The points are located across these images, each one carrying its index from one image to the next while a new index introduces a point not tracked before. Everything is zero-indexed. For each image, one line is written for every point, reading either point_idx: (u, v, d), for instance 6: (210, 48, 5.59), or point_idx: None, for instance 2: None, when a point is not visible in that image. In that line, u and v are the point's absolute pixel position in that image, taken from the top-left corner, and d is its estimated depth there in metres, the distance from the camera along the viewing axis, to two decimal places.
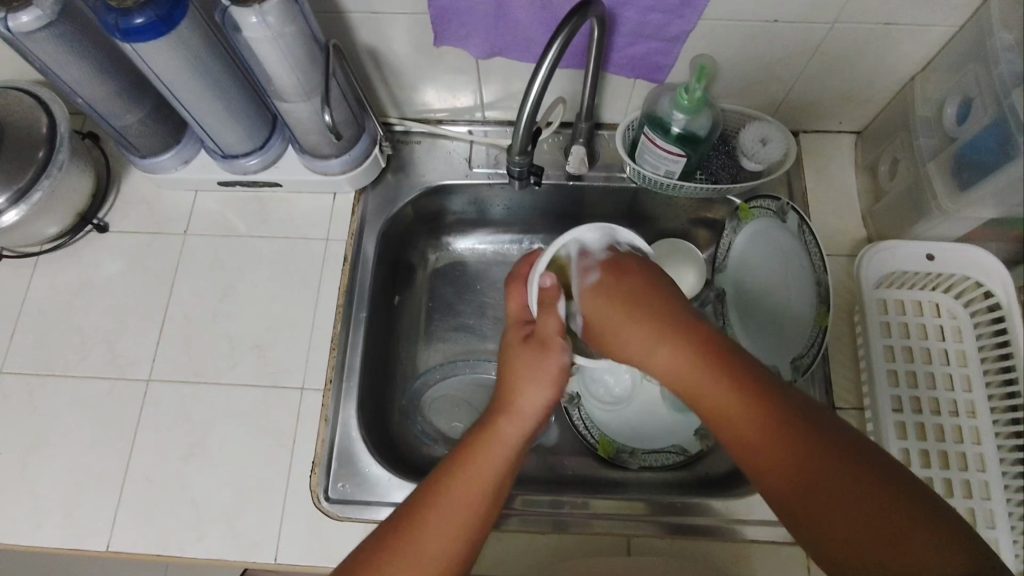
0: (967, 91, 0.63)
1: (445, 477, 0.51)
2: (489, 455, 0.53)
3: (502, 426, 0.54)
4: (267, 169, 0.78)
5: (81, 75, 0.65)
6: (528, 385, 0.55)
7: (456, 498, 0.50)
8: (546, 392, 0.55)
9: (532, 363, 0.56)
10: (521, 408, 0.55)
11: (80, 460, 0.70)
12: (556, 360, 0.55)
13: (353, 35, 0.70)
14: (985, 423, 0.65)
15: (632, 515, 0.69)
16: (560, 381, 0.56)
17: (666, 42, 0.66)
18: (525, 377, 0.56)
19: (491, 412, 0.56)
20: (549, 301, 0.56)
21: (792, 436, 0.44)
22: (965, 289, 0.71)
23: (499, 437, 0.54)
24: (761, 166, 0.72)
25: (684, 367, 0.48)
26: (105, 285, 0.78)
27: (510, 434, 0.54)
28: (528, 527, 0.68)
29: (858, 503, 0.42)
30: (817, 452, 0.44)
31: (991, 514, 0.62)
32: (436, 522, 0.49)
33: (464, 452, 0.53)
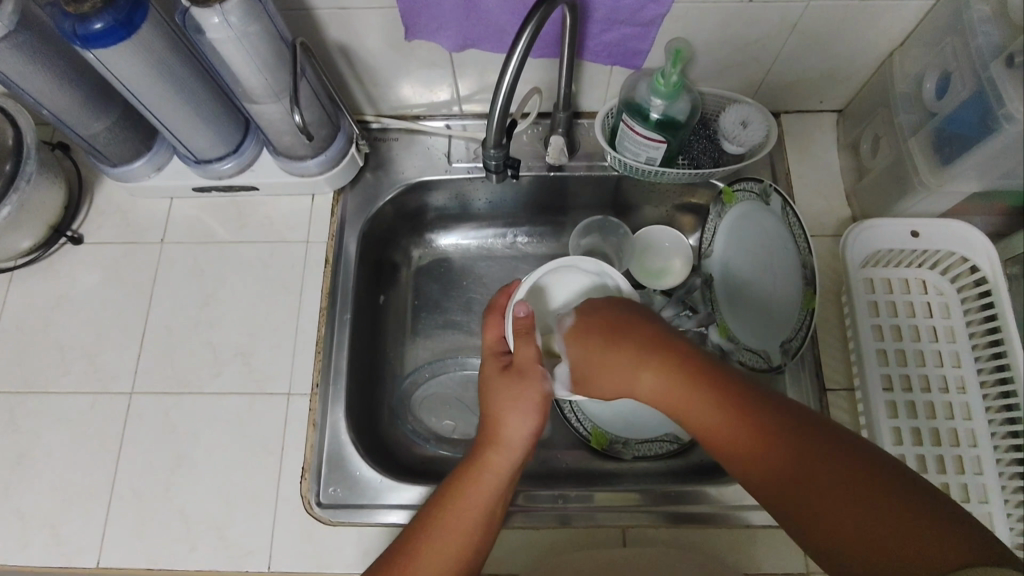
0: (946, 65, 0.62)
1: (438, 508, 0.52)
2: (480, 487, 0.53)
3: (491, 457, 0.54)
4: (242, 172, 0.76)
5: (44, 86, 0.63)
6: (510, 416, 0.55)
7: (451, 529, 0.51)
8: (530, 422, 0.55)
9: (512, 393, 0.55)
10: (506, 438, 0.55)
11: (65, 477, 0.69)
12: (537, 389, 0.55)
13: (323, 32, 0.69)
14: (975, 398, 0.65)
15: (626, 506, 0.69)
16: (544, 409, 0.55)
17: (641, 26, 0.65)
18: (507, 409, 0.55)
19: (478, 444, 0.56)
20: (524, 331, 0.56)
21: (787, 452, 0.45)
22: (951, 264, 0.70)
23: (489, 468, 0.54)
24: (743, 149, 0.71)
25: (671, 390, 0.49)
26: (83, 298, 0.76)
27: (499, 464, 0.54)
28: (531, 522, 0.68)
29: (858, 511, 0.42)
30: (809, 464, 0.44)
31: (984, 489, 0.62)
32: (432, 554, 0.50)
33: (458, 483, 0.53)
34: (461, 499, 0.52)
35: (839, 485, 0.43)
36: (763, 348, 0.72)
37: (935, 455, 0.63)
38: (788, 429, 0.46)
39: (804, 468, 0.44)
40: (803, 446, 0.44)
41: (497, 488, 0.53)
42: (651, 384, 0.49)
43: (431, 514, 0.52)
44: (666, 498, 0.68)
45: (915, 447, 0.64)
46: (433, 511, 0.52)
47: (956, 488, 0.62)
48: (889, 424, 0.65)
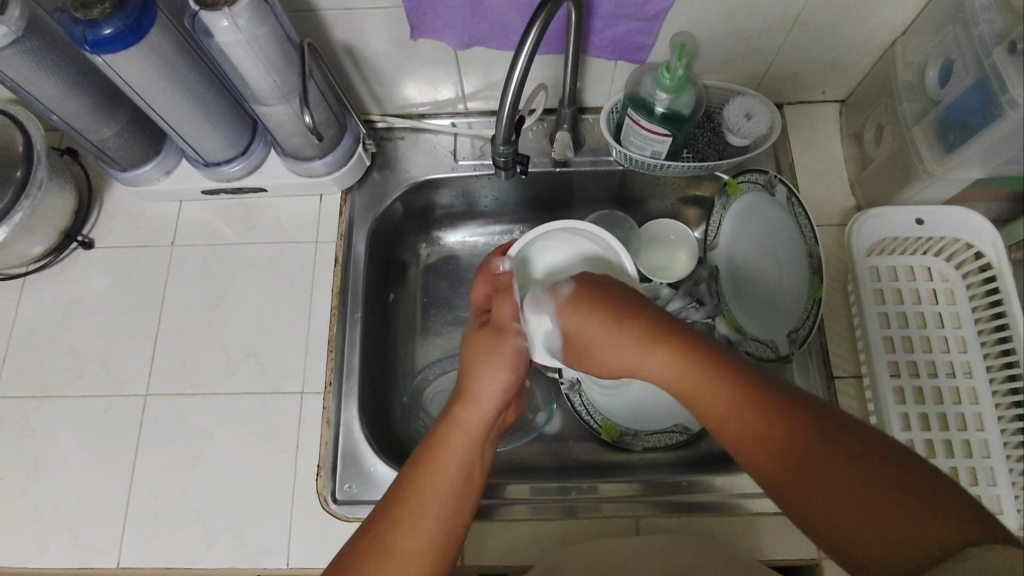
0: (948, 54, 0.63)
1: (413, 473, 0.52)
2: (455, 444, 0.53)
3: (462, 412, 0.56)
4: (251, 174, 0.77)
5: (54, 91, 0.63)
6: (483, 371, 0.58)
7: (428, 492, 0.51)
8: (500, 374, 0.58)
9: (486, 350, 0.59)
10: (479, 391, 0.57)
11: (82, 480, 0.69)
12: (510, 344, 0.60)
13: (329, 33, 0.69)
14: (981, 382, 0.66)
15: (633, 497, 0.69)
16: (515, 363, 0.59)
17: (645, 21, 0.65)
18: (480, 363, 0.58)
19: (451, 400, 0.57)
20: (502, 286, 0.66)
21: (798, 434, 0.43)
22: (956, 251, 0.71)
23: (462, 426, 0.55)
24: (748, 141, 0.72)
25: (676, 369, 0.49)
26: (95, 303, 0.77)
27: (474, 420, 0.55)
28: (536, 514, 0.69)
29: (858, 492, 0.41)
30: (828, 455, 0.42)
31: (992, 472, 0.62)
32: (411, 517, 0.49)
33: (433, 441, 0.54)
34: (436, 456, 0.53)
35: (847, 470, 0.41)
36: (770, 338, 0.73)
37: (943, 439, 0.64)
38: (799, 416, 0.44)
39: (812, 448, 0.43)
40: (822, 439, 0.43)
41: (472, 441, 0.54)
42: (656, 364, 0.50)
43: (407, 480, 0.51)
44: (676, 487, 0.70)
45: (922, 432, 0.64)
46: (408, 475, 0.52)
47: (965, 472, 0.63)
48: (897, 410, 0.65)
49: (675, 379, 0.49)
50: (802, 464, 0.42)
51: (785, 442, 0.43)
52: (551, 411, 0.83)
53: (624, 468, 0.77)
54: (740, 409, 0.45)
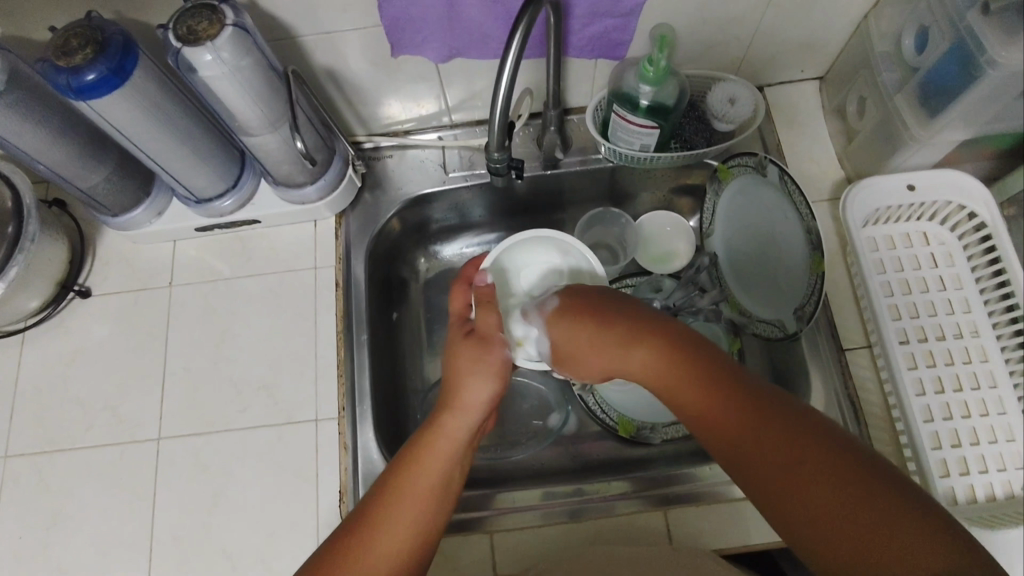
0: (922, 21, 0.64)
1: (396, 477, 0.51)
2: (434, 453, 0.52)
3: (446, 421, 0.54)
4: (243, 208, 0.76)
5: (39, 142, 0.63)
6: (470, 379, 0.56)
7: (409, 496, 0.50)
8: (489, 385, 0.56)
9: (475, 357, 0.58)
10: (465, 400, 0.55)
11: (103, 530, 0.68)
12: (498, 354, 0.58)
13: (310, 59, 0.70)
14: (989, 339, 0.67)
15: (634, 493, 0.69)
16: (503, 374, 0.58)
17: (622, 17, 0.66)
18: (467, 373, 0.56)
19: (436, 409, 0.56)
20: (485, 299, 0.63)
21: (783, 437, 0.43)
22: (950, 213, 0.72)
23: (445, 432, 0.54)
24: (733, 126, 0.73)
25: (665, 370, 0.48)
26: (98, 351, 0.76)
27: (459, 429, 0.54)
28: (540, 521, 0.68)
29: (840, 501, 0.40)
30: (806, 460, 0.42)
31: (1010, 427, 0.64)
32: (389, 522, 0.49)
33: (416, 445, 0.53)
34: (421, 460, 0.52)
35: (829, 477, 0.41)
36: (777, 318, 0.73)
37: (959, 400, 0.65)
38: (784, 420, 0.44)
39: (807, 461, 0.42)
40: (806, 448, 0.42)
41: (455, 450, 0.53)
42: (645, 361, 0.49)
43: (389, 484, 0.51)
44: (669, 481, 0.69)
45: (938, 395, 0.65)
46: (389, 478, 0.51)
47: (984, 430, 0.64)
48: (911, 376, 0.66)
49: (662, 374, 0.48)
50: (783, 467, 0.42)
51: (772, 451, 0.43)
52: (566, 411, 0.83)
53: (649, 462, 0.77)
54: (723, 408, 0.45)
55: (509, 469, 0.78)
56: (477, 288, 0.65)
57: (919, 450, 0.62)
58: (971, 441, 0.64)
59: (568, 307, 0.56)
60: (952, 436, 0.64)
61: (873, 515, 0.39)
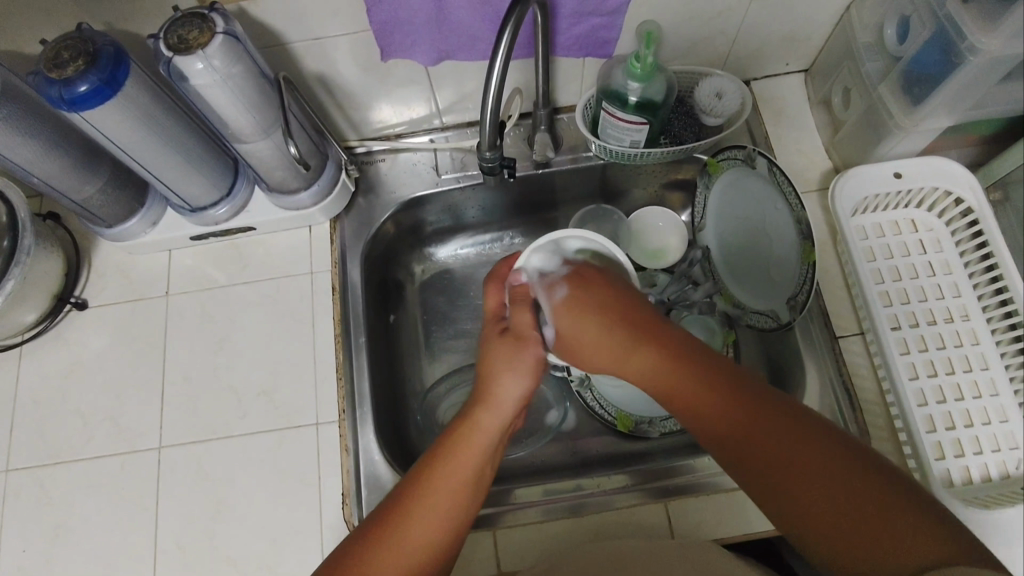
0: (902, 11, 0.65)
1: (433, 465, 0.52)
2: (470, 444, 0.53)
3: (480, 415, 0.56)
4: (237, 215, 0.77)
5: (33, 155, 0.63)
6: (504, 375, 0.58)
7: (446, 485, 0.51)
8: (523, 381, 0.58)
9: (511, 353, 0.59)
10: (498, 394, 0.57)
11: (107, 541, 0.68)
12: (533, 353, 0.59)
13: (300, 66, 0.70)
14: (979, 322, 0.68)
15: (638, 485, 0.70)
16: (537, 372, 0.59)
17: (608, 15, 0.67)
18: (503, 368, 0.58)
19: (470, 404, 0.57)
20: (521, 298, 0.63)
21: (779, 438, 0.45)
22: (937, 199, 0.73)
23: (481, 426, 0.55)
24: (721, 120, 0.74)
25: (665, 374, 0.51)
26: (96, 362, 0.76)
27: (493, 424, 0.55)
28: (543, 516, 0.69)
29: (832, 498, 0.42)
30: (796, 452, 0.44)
31: (1003, 408, 0.65)
32: (425, 511, 0.49)
33: (452, 437, 0.54)
34: (457, 450, 0.53)
35: (819, 477, 0.43)
36: (770, 309, 0.74)
37: (952, 383, 0.66)
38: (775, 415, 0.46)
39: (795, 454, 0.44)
40: (795, 440, 0.45)
41: (490, 444, 0.54)
42: (645, 361, 0.52)
43: (425, 474, 0.51)
44: (669, 472, 0.70)
45: (931, 379, 0.66)
46: (426, 468, 0.52)
47: (977, 412, 0.65)
48: (903, 361, 0.67)
49: (662, 373, 0.51)
50: (777, 467, 0.45)
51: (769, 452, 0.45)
52: (565, 408, 0.84)
53: (646, 456, 0.78)
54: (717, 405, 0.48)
55: (509, 467, 0.79)
56: (513, 286, 0.64)
57: (914, 433, 0.63)
58: (965, 423, 0.65)
59: (573, 297, 0.58)
60: (946, 419, 0.64)
61: (859, 504, 0.42)
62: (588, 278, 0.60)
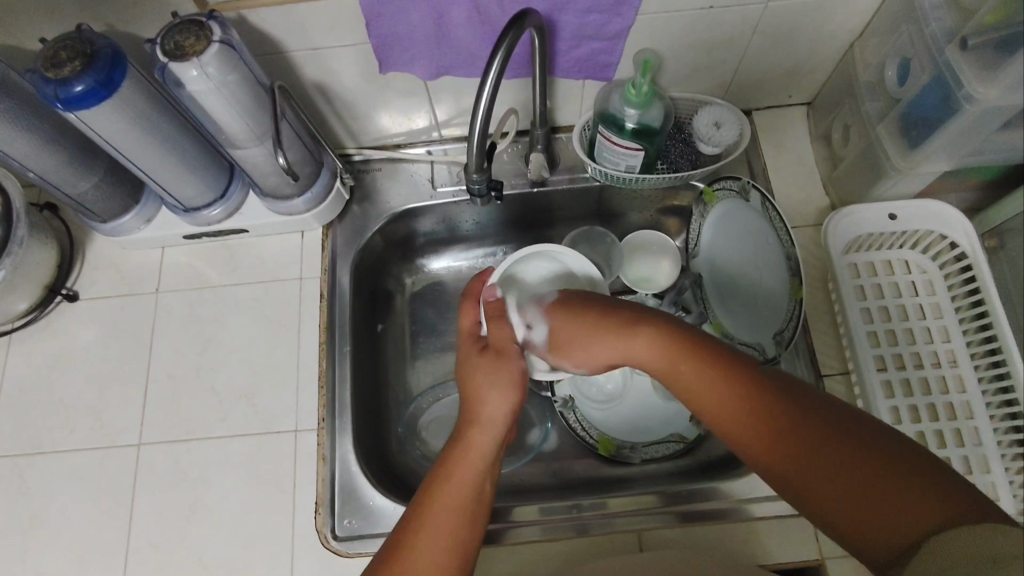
0: (904, 53, 0.64)
1: (430, 499, 0.51)
2: (465, 469, 0.52)
3: (471, 437, 0.55)
4: (231, 217, 0.77)
5: (29, 149, 0.64)
6: (489, 393, 0.56)
7: (446, 516, 0.50)
8: (509, 397, 0.56)
9: (491, 371, 0.58)
10: (486, 414, 0.55)
11: (81, 535, 0.69)
12: (515, 366, 0.58)
13: (298, 73, 0.71)
14: (967, 369, 0.67)
15: (644, 509, 0.69)
16: (521, 385, 0.57)
17: (608, 40, 0.67)
18: (486, 386, 0.57)
19: (459, 427, 0.56)
20: (496, 313, 0.62)
21: (796, 427, 0.44)
22: (931, 242, 0.72)
23: (472, 450, 0.54)
24: (719, 150, 0.73)
25: (666, 368, 0.50)
26: (83, 355, 0.77)
27: (483, 445, 0.54)
28: (543, 536, 0.68)
29: (862, 477, 0.42)
30: (813, 437, 0.44)
31: (986, 459, 0.63)
32: (427, 545, 0.48)
33: (445, 466, 0.53)
34: (452, 478, 0.52)
35: (843, 456, 0.43)
36: (757, 342, 0.73)
37: (935, 430, 0.65)
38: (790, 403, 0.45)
39: (811, 438, 0.44)
40: (817, 428, 0.44)
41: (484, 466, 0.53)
42: (646, 347, 0.51)
43: (423, 508, 0.50)
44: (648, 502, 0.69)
45: (914, 424, 0.65)
46: (423, 502, 0.51)
47: (958, 461, 0.63)
48: (886, 404, 0.66)
49: (665, 364, 0.50)
50: (790, 449, 0.44)
51: (790, 436, 0.44)
52: (547, 428, 0.83)
53: (627, 482, 0.77)
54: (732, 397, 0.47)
55: None
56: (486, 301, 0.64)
57: None
58: None
59: (572, 302, 0.58)
60: None
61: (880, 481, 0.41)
62: (576, 295, 0.59)
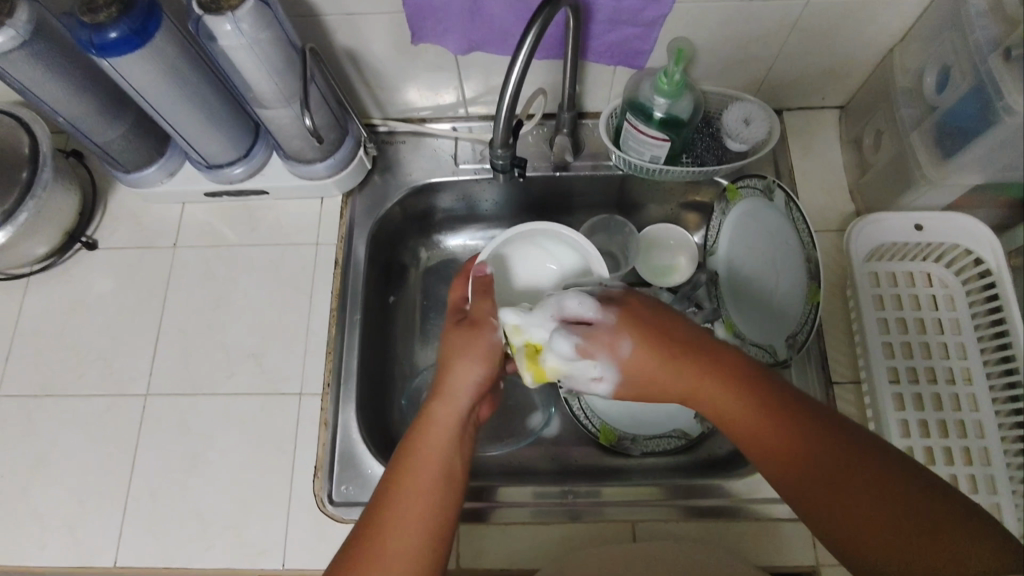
0: (945, 60, 0.63)
1: (393, 475, 0.51)
2: (429, 443, 0.52)
3: (436, 411, 0.54)
4: (252, 177, 0.77)
5: (60, 93, 0.65)
6: (456, 365, 0.55)
7: (410, 491, 0.49)
8: (476, 367, 0.55)
9: (462, 343, 0.57)
10: (450, 384, 0.55)
11: (83, 478, 0.70)
12: (487, 337, 0.56)
13: (330, 38, 0.70)
14: (981, 388, 0.66)
15: (639, 501, 0.69)
16: (492, 357, 0.56)
17: (643, 27, 0.66)
18: (455, 358, 0.56)
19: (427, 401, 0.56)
20: (485, 288, 0.62)
21: (862, 492, 0.43)
22: (957, 257, 0.71)
23: (435, 422, 0.53)
24: (746, 147, 0.72)
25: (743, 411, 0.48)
26: (98, 303, 0.78)
27: (447, 416, 0.53)
28: (538, 518, 0.68)
29: (912, 537, 0.41)
30: (883, 504, 0.42)
31: (992, 480, 0.62)
32: (395, 522, 0.48)
33: (409, 441, 0.52)
34: (417, 452, 0.51)
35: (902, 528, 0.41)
36: (768, 342, 0.72)
37: (943, 447, 0.64)
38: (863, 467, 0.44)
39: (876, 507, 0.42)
40: (884, 495, 0.43)
41: (450, 438, 0.52)
42: (722, 401, 0.49)
43: (388, 484, 0.50)
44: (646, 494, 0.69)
45: (922, 439, 0.64)
46: (388, 480, 0.51)
47: (964, 479, 0.63)
48: (896, 417, 0.65)
49: (742, 415, 0.48)
50: (854, 515, 0.43)
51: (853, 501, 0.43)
52: (551, 414, 0.83)
53: (626, 473, 0.78)
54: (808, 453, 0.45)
55: (483, 463, 0.79)
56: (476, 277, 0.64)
57: None
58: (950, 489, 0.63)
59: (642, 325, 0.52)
60: None
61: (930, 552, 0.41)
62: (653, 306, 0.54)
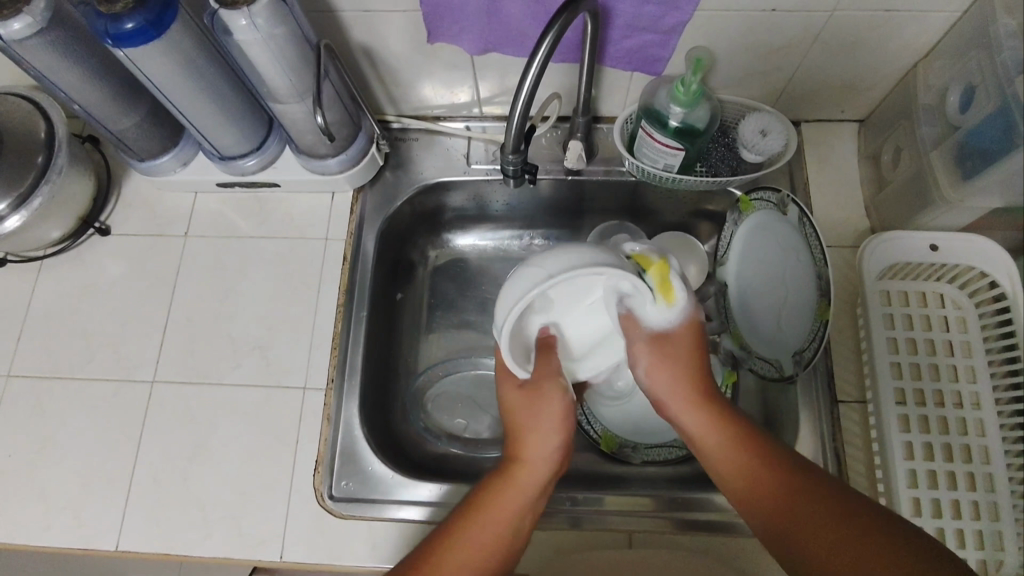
0: (970, 79, 0.62)
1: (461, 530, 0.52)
2: (510, 499, 0.54)
3: (521, 480, 0.55)
4: (265, 169, 0.77)
5: (76, 80, 0.65)
6: (536, 433, 0.57)
7: (481, 550, 0.52)
8: (557, 439, 0.57)
9: (542, 412, 0.58)
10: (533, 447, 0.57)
11: (88, 460, 0.71)
12: (560, 401, 0.58)
13: (347, 34, 0.70)
14: (989, 413, 0.65)
15: (643, 512, 0.68)
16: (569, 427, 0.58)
17: (662, 34, 0.65)
18: (537, 429, 0.57)
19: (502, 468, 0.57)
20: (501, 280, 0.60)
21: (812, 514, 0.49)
22: (971, 279, 0.70)
23: (519, 488, 0.55)
24: (762, 158, 0.71)
25: (725, 448, 0.56)
26: (108, 289, 0.78)
27: (529, 483, 0.55)
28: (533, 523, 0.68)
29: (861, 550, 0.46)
30: (837, 526, 0.48)
31: (996, 506, 0.61)
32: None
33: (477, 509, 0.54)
34: (489, 519, 0.53)
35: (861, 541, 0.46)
36: (775, 356, 0.73)
37: (947, 471, 0.63)
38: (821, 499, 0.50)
39: (834, 529, 0.48)
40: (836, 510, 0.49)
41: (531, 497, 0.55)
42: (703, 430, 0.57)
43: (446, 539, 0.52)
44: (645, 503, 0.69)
45: (926, 462, 0.63)
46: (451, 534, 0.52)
47: (967, 505, 0.62)
48: (901, 438, 0.64)
49: (718, 446, 0.56)
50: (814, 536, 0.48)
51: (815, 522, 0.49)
52: None
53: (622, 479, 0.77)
54: (780, 491, 0.52)
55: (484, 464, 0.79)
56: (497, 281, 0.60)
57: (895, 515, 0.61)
58: (951, 514, 0.62)
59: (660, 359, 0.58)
60: (932, 506, 0.62)
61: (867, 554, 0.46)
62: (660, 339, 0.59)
